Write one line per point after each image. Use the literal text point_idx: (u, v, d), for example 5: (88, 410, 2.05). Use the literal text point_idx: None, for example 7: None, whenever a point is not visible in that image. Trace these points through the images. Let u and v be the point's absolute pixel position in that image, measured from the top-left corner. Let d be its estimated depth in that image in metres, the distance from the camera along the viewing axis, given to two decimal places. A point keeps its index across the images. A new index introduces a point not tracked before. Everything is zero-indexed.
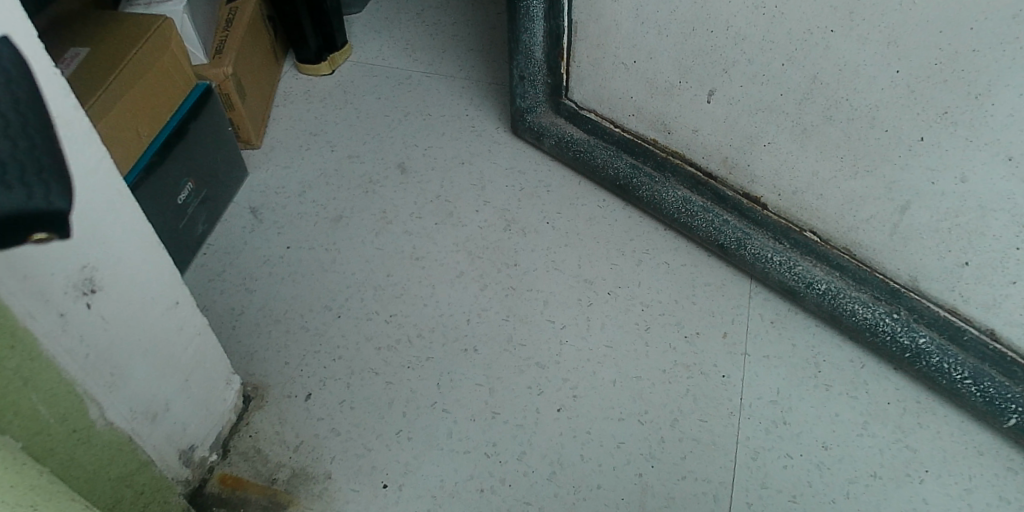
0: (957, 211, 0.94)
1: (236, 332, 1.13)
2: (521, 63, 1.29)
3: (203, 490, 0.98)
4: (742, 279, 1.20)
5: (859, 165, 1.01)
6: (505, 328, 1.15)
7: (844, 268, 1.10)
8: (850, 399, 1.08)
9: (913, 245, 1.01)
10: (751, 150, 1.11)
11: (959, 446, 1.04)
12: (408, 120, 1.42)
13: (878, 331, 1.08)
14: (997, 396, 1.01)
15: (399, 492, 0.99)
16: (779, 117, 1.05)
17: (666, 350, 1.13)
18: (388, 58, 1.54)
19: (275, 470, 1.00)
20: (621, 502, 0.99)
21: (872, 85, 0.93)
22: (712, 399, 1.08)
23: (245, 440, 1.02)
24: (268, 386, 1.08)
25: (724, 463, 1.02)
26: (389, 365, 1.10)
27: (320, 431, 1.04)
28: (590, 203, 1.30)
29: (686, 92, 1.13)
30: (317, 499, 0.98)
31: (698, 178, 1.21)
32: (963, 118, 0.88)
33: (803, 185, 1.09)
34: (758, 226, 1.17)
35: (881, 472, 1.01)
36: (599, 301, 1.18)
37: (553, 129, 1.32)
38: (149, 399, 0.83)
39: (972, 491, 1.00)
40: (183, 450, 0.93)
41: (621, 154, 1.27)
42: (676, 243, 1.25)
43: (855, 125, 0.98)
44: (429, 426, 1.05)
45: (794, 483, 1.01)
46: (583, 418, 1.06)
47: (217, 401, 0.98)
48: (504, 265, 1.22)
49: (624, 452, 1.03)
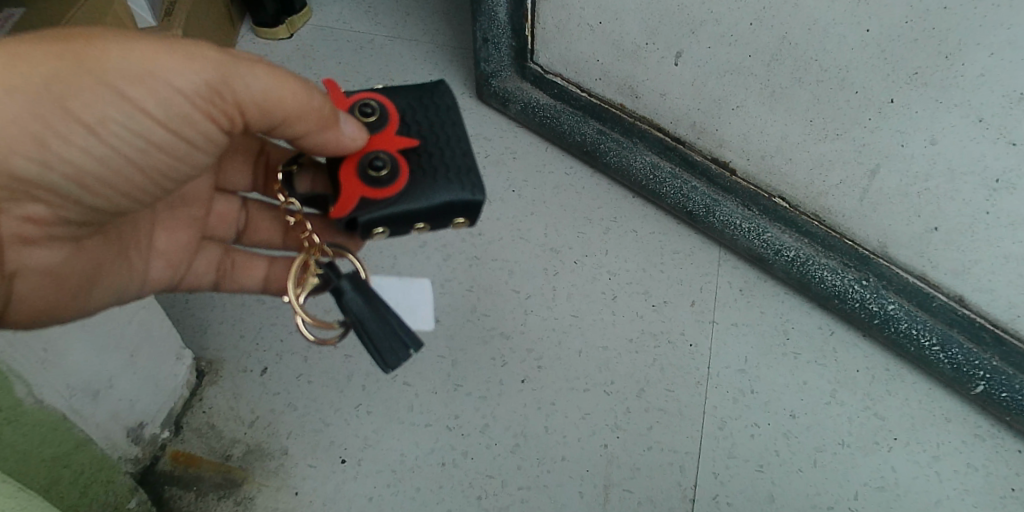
0: (927, 174, 0.92)
1: (190, 305, 1.08)
2: (485, 25, 1.24)
3: (155, 467, 0.96)
4: (711, 246, 1.18)
5: (828, 128, 0.98)
6: (469, 298, 1.12)
7: (813, 234, 1.09)
8: (819, 367, 1.06)
9: (883, 210, 0.99)
10: (719, 114, 1.08)
11: (928, 413, 1.03)
12: (370, 85, 1.37)
13: (847, 298, 1.06)
14: (965, 363, 1.00)
15: (357, 467, 0.97)
16: (747, 79, 1.01)
17: (633, 319, 1.10)
18: (350, 21, 1.48)
19: (230, 446, 0.98)
20: (586, 474, 0.97)
21: (841, 45, 0.90)
22: (679, 368, 1.06)
23: (198, 416, 0.99)
24: (223, 360, 1.04)
25: (690, 433, 1.01)
26: (349, 338, 1.07)
27: (276, 405, 1.01)
28: (557, 170, 1.26)
29: (653, 55, 1.10)
30: (273, 475, 0.96)
31: (666, 143, 1.18)
32: (933, 78, 0.85)
33: (772, 150, 1.06)
34: (727, 193, 1.15)
35: (850, 440, 1.00)
36: (566, 270, 1.15)
37: (519, 94, 1.28)
38: (89, 376, 0.80)
39: (940, 459, 0.99)
40: (129, 428, 0.90)
41: (588, 119, 1.24)
42: (645, 210, 1.22)
43: (825, 86, 0.95)
44: (390, 399, 1.02)
45: (760, 452, 0.99)
46: (548, 389, 1.04)
47: (166, 377, 0.95)
48: (469, 235, 1.18)
49: (589, 423, 1.01)
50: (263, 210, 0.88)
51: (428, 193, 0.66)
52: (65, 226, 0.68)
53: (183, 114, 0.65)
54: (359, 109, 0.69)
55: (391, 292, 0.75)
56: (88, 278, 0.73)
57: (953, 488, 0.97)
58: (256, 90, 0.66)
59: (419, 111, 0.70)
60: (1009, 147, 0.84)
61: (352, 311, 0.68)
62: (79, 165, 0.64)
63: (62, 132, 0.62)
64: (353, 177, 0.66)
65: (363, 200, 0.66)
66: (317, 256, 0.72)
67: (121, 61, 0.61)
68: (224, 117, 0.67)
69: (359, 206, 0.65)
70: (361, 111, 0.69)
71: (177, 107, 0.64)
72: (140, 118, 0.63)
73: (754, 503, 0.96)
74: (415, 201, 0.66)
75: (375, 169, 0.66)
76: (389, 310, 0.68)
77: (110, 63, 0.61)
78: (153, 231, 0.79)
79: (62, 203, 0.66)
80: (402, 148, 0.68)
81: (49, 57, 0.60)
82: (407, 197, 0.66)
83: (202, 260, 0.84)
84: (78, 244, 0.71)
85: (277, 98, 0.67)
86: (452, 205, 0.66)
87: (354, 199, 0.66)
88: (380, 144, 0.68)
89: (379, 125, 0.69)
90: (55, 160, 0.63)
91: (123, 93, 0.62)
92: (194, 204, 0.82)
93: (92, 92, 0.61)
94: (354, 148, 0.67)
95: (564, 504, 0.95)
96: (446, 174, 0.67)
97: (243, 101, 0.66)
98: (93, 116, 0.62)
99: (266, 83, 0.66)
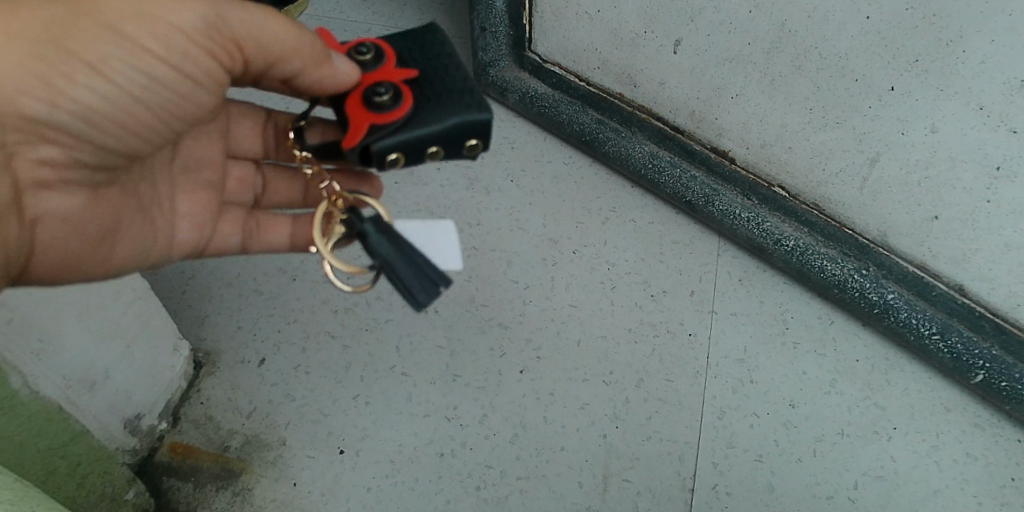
0: (927, 162, 0.92)
1: (188, 296, 1.09)
2: (482, 14, 1.23)
3: (153, 459, 0.96)
4: (710, 236, 1.17)
5: (828, 117, 0.97)
6: (468, 289, 1.11)
7: (813, 224, 1.08)
8: (819, 357, 1.06)
9: (882, 199, 0.99)
10: (718, 103, 1.08)
11: (928, 403, 1.02)
12: None
13: (847, 287, 1.05)
14: (964, 352, 0.99)
15: (355, 458, 0.97)
16: (746, 68, 1.01)
17: (632, 309, 1.10)
18: (347, 11, 1.48)
19: (228, 437, 0.97)
20: (585, 464, 0.97)
21: (841, 32, 0.89)
22: (678, 358, 1.06)
23: (196, 407, 0.99)
24: (220, 351, 1.04)
25: (689, 423, 1.00)
26: (347, 328, 1.07)
27: (274, 396, 1.01)
28: (555, 160, 1.25)
29: (652, 43, 1.09)
30: (271, 466, 0.96)
31: (665, 132, 1.18)
32: (933, 66, 0.85)
33: (771, 138, 1.05)
34: (726, 182, 1.14)
35: (849, 430, 1.00)
36: (564, 260, 1.14)
37: (518, 84, 1.27)
38: (85, 367, 0.80)
39: (940, 449, 0.99)
40: (127, 419, 0.90)
41: (586, 109, 1.23)
42: (644, 200, 1.21)
43: (824, 74, 0.94)
44: (388, 390, 1.02)
45: (760, 442, 0.99)
46: (547, 379, 1.03)
47: (163, 368, 0.94)
48: (467, 225, 1.18)
49: (588, 413, 1.01)
50: (280, 175, 0.87)
51: (438, 114, 0.64)
52: (79, 171, 0.69)
53: (182, 50, 0.66)
54: (354, 53, 0.69)
55: (414, 237, 0.67)
56: (105, 228, 0.72)
57: (952, 477, 0.97)
58: (253, 27, 0.67)
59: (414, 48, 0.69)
60: (1009, 134, 0.83)
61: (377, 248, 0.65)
62: (88, 103, 0.65)
63: (66, 72, 0.63)
64: (360, 110, 0.65)
65: (375, 128, 0.64)
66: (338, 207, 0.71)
67: (117, 0, 0.63)
68: (226, 57, 0.68)
69: (373, 133, 0.64)
70: (357, 52, 0.68)
71: (176, 42, 0.65)
72: (141, 56, 0.65)
73: (754, 493, 0.95)
74: (424, 124, 0.64)
75: (378, 97, 0.64)
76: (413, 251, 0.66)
77: (106, 4, 0.63)
78: (173, 192, 0.79)
79: (76, 143, 0.67)
80: (402, 77, 0.67)
81: (50, 7, 0.63)
82: (418, 118, 0.64)
83: (225, 223, 0.82)
84: (94, 194, 0.71)
85: (269, 36, 0.68)
86: (462, 126, 0.64)
87: (365, 128, 0.64)
88: (380, 78, 0.67)
89: (376, 63, 0.68)
90: (66, 101, 0.64)
91: (121, 31, 0.64)
92: (209, 168, 0.82)
93: (95, 32, 0.63)
94: (350, 82, 0.67)
95: (562, 495, 0.95)
96: (450, 98, 0.65)
97: (241, 39, 0.67)
98: (95, 55, 0.63)
99: (258, 17, 0.67)
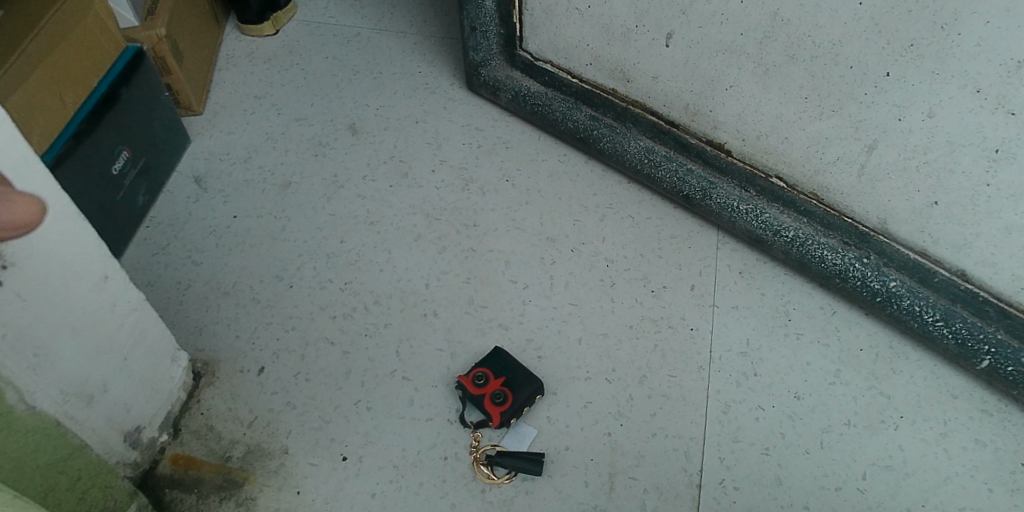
0: (925, 147, 0.91)
1: (184, 308, 1.08)
2: (472, 13, 1.21)
3: (155, 471, 0.95)
4: (708, 230, 1.17)
5: (823, 105, 0.96)
6: (466, 290, 1.10)
7: (811, 213, 1.07)
8: (822, 347, 1.05)
9: (881, 186, 0.98)
10: (713, 95, 1.07)
11: (933, 390, 1.02)
12: (359, 79, 1.36)
13: (849, 277, 1.05)
14: (970, 337, 0.98)
15: (359, 465, 0.96)
16: (741, 59, 1.00)
17: (633, 305, 1.09)
18: (335, 16, 1.47)
19: (229, 447, 0.96)
20: (591, 463, 0.96)
21: (834, 19, 0.88)
22: (680, 352, 1.05)
23: (196, 418, 0.98)
24: (219, 361, 1.03)
25: (694, 418, 1.00)
26: (346, 334, 1.06)
27: (275, 405, 1.00)
28: (552, 158, 1.25)
29: (644, 37, 1.08)
30: (274, 475, 0.94)
31: (660, 127, 1.16)
32: (929, 50, 0.84)
33: (766, 129, 1.04)
34: (722, 174, 1.13)
35: (856, 419, 0.99)
36: (563, 258, 1.14)
37: (509, 83, 1.27)
38: (81, 380, 0.79)
39: (947, 436, 0.98)
40: (127, 432, 0.89)
41: (580, 106, 1.22)
42: (641, 196, 1.21)
43: (819, 62, 0.93)
44: (390, 395, 1.01)
45: (765, 435, 0.98)
46: (549, 379, 1.02)
47: (162, 379, 0.94)
48: (463, 226, 1.17)
49: (592, 412, 1.00)
50: None
51: (524, 384, 0.99)
52: None
53: None
54: (475, 382, 0.98)
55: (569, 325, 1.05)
56: None
57: (962, 465, 0.96)
58: None
59: (508, 399, 0.98)
60: (1007, 117, 0.83)
61: (513, 467, 0.94)
62: None
63: None
64: (494, 412, 0.97)
65: (504, 416, 0.97)
66: (480, 453, 0.96)
67: None
68: None
69: (503, 421, 0.97)
70: (490, 470, 0.95)
71: None
72: None
73: (762, 487, 0.94)
74: (520, 410, 0.98)
75: (501, 402, 0.97)
76: (522, 374, 1.00)
77: None
78: None
79: None
80: (503, 377, 0.99)
81: None
82: (522, 404, 0.98)
83: None
84: None
85: None
86: (531, 387, 0.99)
87: (500, 421, 0.97)
88: (493, 384, 0.99)
89: (494, 415, 0.97)
90: None
91: None
92: None
93: None
94: None
95: (568, 494, 0.93)
96: (528, 386, 0.99)
97: None
98: None
99: None
